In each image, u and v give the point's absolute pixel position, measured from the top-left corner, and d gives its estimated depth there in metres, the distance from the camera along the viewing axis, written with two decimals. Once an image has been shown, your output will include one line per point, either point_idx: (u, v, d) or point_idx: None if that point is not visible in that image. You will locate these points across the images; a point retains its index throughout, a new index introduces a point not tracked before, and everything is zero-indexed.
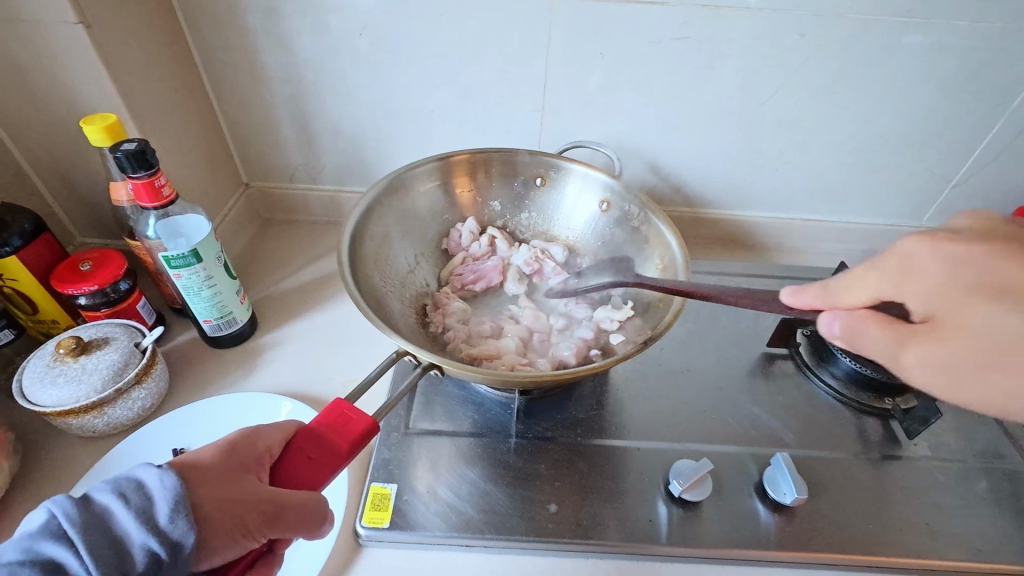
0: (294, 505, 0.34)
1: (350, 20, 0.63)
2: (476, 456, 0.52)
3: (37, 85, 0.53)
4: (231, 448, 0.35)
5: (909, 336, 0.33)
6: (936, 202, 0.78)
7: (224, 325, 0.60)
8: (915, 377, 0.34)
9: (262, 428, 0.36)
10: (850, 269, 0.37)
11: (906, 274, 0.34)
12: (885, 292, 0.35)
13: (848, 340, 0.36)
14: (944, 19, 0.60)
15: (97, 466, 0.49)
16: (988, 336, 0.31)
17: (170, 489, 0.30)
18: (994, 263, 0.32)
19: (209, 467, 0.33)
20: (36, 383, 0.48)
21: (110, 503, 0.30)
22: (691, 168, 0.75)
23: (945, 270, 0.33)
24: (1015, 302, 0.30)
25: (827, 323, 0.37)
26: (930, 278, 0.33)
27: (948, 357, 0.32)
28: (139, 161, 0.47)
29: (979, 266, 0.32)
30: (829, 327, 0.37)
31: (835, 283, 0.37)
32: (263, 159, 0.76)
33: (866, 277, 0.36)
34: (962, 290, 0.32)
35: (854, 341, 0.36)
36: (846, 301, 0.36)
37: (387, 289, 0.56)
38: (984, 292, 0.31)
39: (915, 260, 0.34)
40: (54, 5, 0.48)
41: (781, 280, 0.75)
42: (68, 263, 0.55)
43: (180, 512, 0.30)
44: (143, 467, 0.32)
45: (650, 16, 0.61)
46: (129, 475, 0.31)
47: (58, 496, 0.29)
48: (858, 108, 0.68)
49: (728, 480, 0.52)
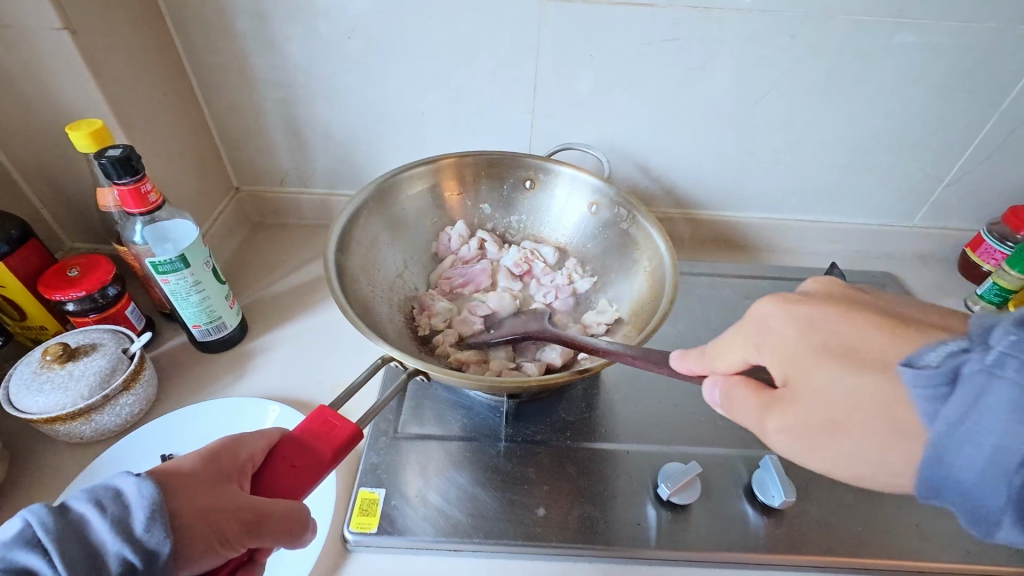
0: (273, 513, 0.34)
1: (338, 24, 0.63)
2: (465, 460, 0.52)
3: (23, 90, 0.53)
4: (214, 456, 0.35)
5: (775, 402, 0.33)
6: (928, 202, 0.78)
7: (213, 330, 0.59)
8: (779, 444, 0.34)
9: (245, 436, 0.37)
10: (727, 329, 0.36)
11: (763, 334, 0.34)
12: (751, 355, 0.34)
13: (729, 410, 0.35)
14: (933, 20, 0.60)
15: (83, 473, 0.49)
16: (837, 400, 0.30)
17: (148, 497, 0.31)
18: (838, 326, 0.31)
19: (190, 475, 0.33)
20: (22, 390, 0.48)
21: (87, 512, 0.30)
22: (682, 169, 0.75)
23: (796, 330, 0.33)
24: (860, 365, 0.30)
25: (710, 390, 0.36)
26: (784, 341, 0.33)
27: (802, 425, 0.32)
28: (124, 167, 0.47)
29: (831, 327, 0.32)
30: (712, 393, 0.36)
31: (708, 349, 0.37)
32: (253, 163, 0.76)
33: (734, 338, 0.35)
34: (811, 355, 0.31)
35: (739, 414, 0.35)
36: (721, 367, 0.36)
37: (375, 294, 0.55)
38: (828, 355, 0.31)
39: (768, 321, 0.34)
40: (39, 11, 0.48)
41: (773, 281, 0.75)
42: (56, 269, 0.55)
43: (157, 520, 0.30)
44: (121, 477, 0.32)
45: (639, 18, 0.61)
46: (106, 485, 0.31)
47: (34, 506, 0.29)
48: (849, 109, 0.68)
49: (717, 482, 0.52)
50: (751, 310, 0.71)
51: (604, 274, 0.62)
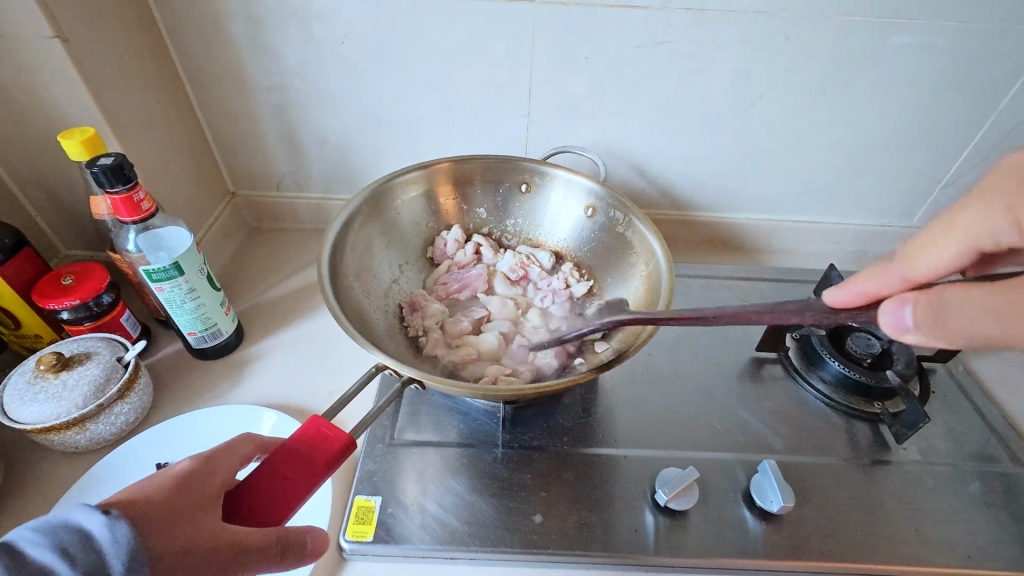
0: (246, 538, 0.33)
1: (332, 28, 0.62)
2: (462, 466, 0.52)
3: (15, 98, 0.53)
4: (185, 481, 0.34)
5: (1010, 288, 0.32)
6: (927, 202, 0.78)
7: (208, 337, 0.59)
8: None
9: (218, 456, 0.36)
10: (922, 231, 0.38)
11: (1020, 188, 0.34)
12: (982, 239, 0.35)
13: (922, 327, 0.33)
14: (929, 20, 0.60)
15: (80, 483, 0.49)
16: None
17: (122, 541, 0.30)
18: None
19: (155, 504, 0.33)
20: (17, 400, 0.48)
21: (51, 559, 0.29)
22: (680, 171, 0.75)
23: None
24: None
25: (895, 314, 0.34)
26: None
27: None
28: (116, 175, 0.47)
29: None
30: (896, 314, 0.34)
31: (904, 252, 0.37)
32: (249, 168, 0.76)
33: (953, 228, 0.36)
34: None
35: (937, 327, 0.33)
36: (919, 272, 0.36)
37: (369, 301, 0.55)
38: None
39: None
40: (30, 20, 0.48)
41: (772, 283, 0.75)
42: (50, 278, 0.55)
43: (132, 567, 0.30)
44: (85, 513, 0.31)
45: (634, 20, 0.61)
46: (72, 527, 0.30)
47: None
48: (847, 110, 0.68)
49: (715, 486, 0.52)
50: None
51: (601, 278, 0.62)
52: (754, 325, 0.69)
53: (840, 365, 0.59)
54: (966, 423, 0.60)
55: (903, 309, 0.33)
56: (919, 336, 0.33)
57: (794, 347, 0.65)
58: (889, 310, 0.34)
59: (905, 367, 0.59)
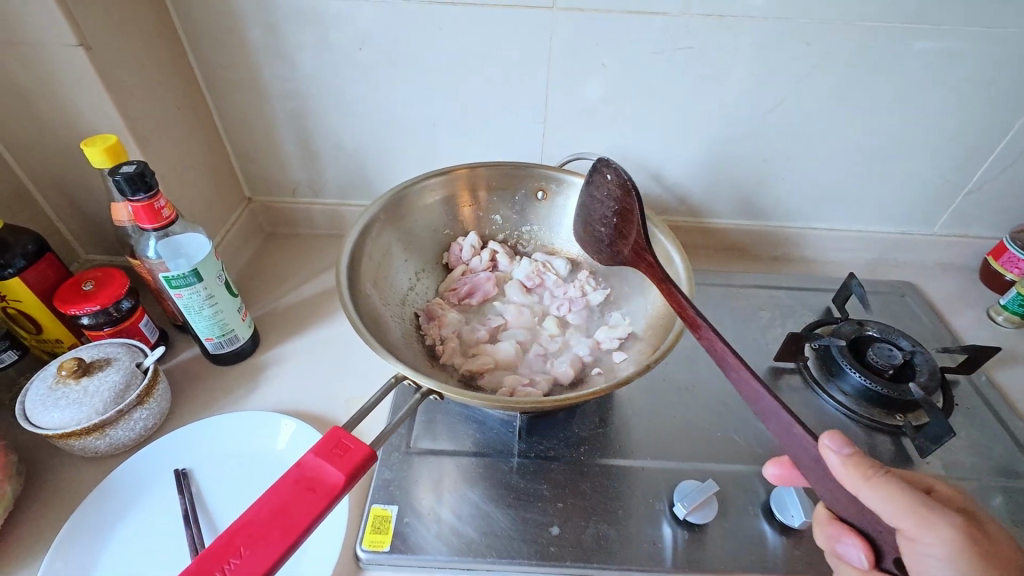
0: None
1: (349, 34, 0.63)
2: (479, 476, 0.52)
3: (40, 107, 0.54)
4: None
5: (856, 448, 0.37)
6: (949, 209, 0.76)
7: (225, 343, 0.59)
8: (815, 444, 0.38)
9: None
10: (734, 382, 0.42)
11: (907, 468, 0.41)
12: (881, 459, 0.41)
13: (856, 463, 0.36)
14: (953, 26, 0.59)
15: (99, 488, 0.49)
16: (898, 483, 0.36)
17: None
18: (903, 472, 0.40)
19: None
20: (38, 405, 0.48)
21: None
22: (696, 178, 0.74)
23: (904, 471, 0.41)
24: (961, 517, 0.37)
25: (840, 446, 0.37)
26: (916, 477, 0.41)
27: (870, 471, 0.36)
28: (137, 183, 0.47)
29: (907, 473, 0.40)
30: (840, 444, 0.36)
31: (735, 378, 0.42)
32: (266, 174, 0.76)
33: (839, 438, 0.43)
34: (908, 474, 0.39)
35: (862, 466, 0.36)
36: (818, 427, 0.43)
37: (386, 309, 0.55)
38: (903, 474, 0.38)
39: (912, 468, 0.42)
40: (55, 29, 0.48)
41: (790, 291, 0.74)
42: (72, 283, 0.55)
43: None
44: None
45: (652, 26, 0.60)
46: None
47: None
48: (868, 116, 0.67)
49: (734, 500, 0.51)
50: (766, 321, 0.70)
51: (619, 286, 0.62)
52: (771, 334, 0.68)
53: (861, 377, 0.58)
54: (989, 437, 0.58)
55: (847, 542, 0.40)
56: (851, 470, 0.36)
57: (814, 358, 0.64)
58: (837, 437, 0.37)
59: (928, 378, 0.58)
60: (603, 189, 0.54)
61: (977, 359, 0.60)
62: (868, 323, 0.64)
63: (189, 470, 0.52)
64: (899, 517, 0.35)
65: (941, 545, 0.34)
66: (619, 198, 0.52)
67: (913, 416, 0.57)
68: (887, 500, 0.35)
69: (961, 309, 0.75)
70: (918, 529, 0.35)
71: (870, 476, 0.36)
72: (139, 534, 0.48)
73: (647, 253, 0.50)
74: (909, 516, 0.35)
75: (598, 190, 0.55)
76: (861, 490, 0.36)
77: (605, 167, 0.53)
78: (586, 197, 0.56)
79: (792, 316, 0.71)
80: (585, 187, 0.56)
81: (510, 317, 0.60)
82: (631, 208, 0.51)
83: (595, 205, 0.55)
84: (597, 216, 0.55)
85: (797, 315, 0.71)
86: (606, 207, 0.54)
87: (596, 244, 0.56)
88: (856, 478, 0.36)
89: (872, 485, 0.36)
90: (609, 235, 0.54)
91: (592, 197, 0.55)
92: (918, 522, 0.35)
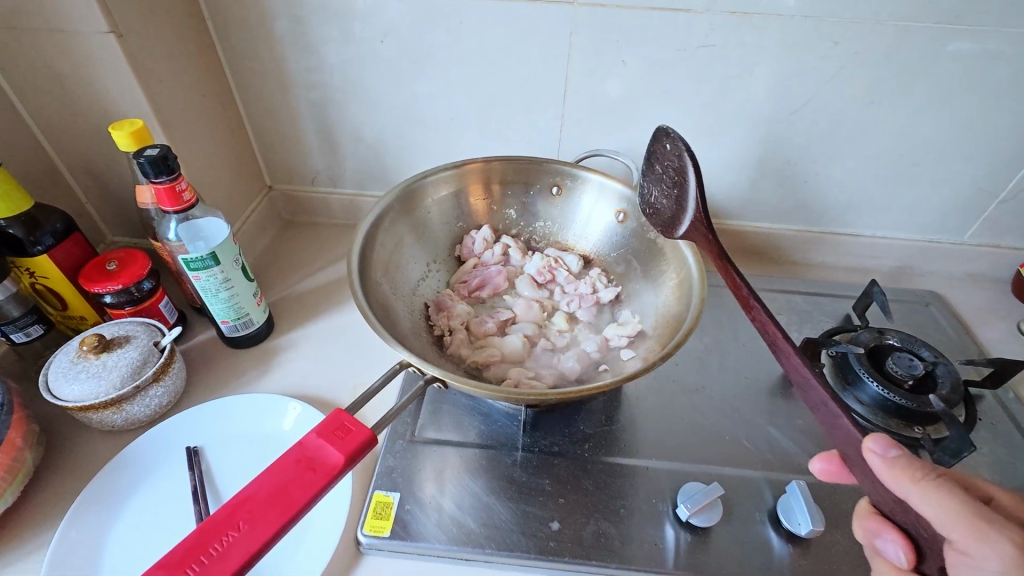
0: None
1: (372, 28, 0.63)
2: (481, 468, 0.52)
3: (73, 92, 0.56)
4: None
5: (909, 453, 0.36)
6: (981, 218, 0.73)
7: (240, 326, 0.61)
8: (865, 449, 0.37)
9: None
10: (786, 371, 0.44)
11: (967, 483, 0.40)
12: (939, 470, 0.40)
13: (900, 466, 0.36)
14: (990, 27, 0.57)
15: (114, 461, 0.51)
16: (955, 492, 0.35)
17: None
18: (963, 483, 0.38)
19: None
20: (60, 378, 0.50)
21: None
22: (715, 178, 0.73)
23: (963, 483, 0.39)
24: None
25: (885, 448, 0.36)
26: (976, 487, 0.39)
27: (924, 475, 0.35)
28: (161, 167, 0.48)
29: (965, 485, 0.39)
30: (884, 446, 0.36)
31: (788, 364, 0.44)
32: (287, 163, 0.78)
33: None
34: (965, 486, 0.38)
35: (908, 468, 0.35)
36: None
37: (396, 298, 0.55)
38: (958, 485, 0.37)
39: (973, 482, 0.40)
40: (88, 16, 0.50)
41: (808, 296, 0.72)
42: (96, 262, 0.57)
43: None
44: None
45: (676, 23, 0.60)
46: None
47: None
48: (897, 119, 0.65)
49: (740, 505, 0.50)
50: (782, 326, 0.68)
51: (630, 284, 0.61)
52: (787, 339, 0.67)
53: (879, 387, 0.57)
54: (1017, 454, 0.56)
55: (885, 537, 0.39)
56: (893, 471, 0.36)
57: (830, 366, 0.62)
58: (882, 439, 0.36)
59: (950, 391, 0.56)
60: (665, 159, 0.55)
61: (1003, 373, 0.58)
62: (889, 332, 0.62)
63: (200, 448, 0.53)
64: (945, 523, 0.34)
65: (996, 561, 0.31)
66: (677, 170, 0.54)
67: (932, 429, 0.56)
68: (933, 503, 0.34)
69: (988, 321, 0.72)
70: (967, 540, 0.33)
71: (916, 480, 0.35)
72: (149, 507, 0.49)
73: (704, 228, 0.51)
74: (958, 525, 0.33)
75: (659, 163, 0.56)
76: (909, 493, 0.35)
77: (665, 136, 0.55)
78: (647, 169, 0.57)
79: (810, 322, 0.69)
80: (645, 157, 0.57)
81: (519, 309, 0.60)
82: (687, 179, 0.52)
83: (654, 175, 0.56)
84: (655, 187, 0.56)
85: (815, 321, 0.69)
86: (666, 179, 0.55)
87: (651, 215, 0.57)
88: (901, 481, 0.35)
89: (920, 487, 0.35)
90: (669, 206, 0.55)
91: (653, 171, 0.56)
92: (968, 531, 0.33)
